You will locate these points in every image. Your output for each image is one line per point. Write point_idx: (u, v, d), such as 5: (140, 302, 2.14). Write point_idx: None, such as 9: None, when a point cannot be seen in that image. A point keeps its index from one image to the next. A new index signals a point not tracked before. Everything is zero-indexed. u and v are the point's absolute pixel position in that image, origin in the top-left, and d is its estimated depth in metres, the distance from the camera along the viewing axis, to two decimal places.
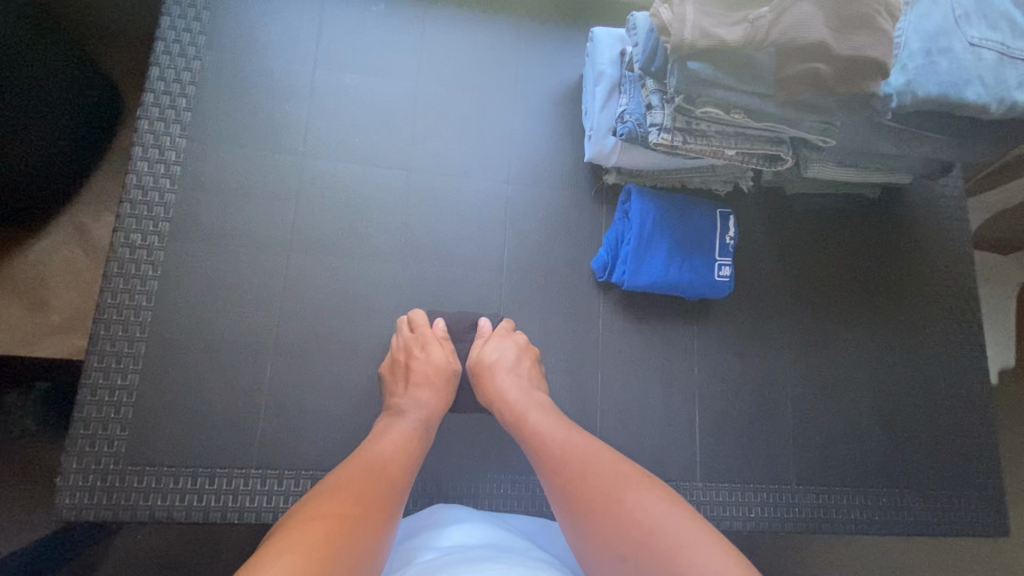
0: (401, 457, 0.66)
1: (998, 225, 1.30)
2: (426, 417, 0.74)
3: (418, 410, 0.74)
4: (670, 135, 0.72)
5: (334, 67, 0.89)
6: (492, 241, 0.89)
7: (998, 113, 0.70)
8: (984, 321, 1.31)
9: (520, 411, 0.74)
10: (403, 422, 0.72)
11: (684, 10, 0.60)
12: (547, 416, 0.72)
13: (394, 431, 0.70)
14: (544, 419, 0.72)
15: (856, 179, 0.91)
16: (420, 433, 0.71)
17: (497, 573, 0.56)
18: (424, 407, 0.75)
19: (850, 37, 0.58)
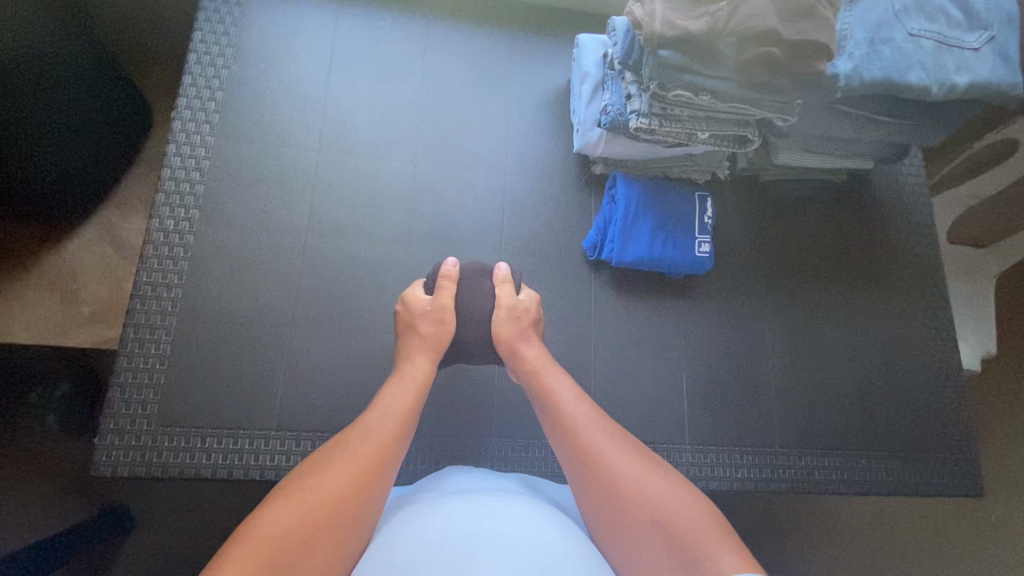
0: (397, 427, 0.68)
1: (969, 217, 1.38)
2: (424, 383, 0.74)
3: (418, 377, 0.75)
4: (648, 120, 0.82)
5: (346, 73, 0.99)
6: (491, 225, 0.97)
7: (941, 95, 0.78)
8: (959, 310, 1.36)
9: (535, 369, 0.77)
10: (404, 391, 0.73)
11: (654, 7, 0.70)
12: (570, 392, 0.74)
13: (393, 399, 0.71)
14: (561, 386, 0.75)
15: (823, 165, 0.99)
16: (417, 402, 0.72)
17: (495, 510, 0.61)
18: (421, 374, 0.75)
19: (797, 24, 0.68)
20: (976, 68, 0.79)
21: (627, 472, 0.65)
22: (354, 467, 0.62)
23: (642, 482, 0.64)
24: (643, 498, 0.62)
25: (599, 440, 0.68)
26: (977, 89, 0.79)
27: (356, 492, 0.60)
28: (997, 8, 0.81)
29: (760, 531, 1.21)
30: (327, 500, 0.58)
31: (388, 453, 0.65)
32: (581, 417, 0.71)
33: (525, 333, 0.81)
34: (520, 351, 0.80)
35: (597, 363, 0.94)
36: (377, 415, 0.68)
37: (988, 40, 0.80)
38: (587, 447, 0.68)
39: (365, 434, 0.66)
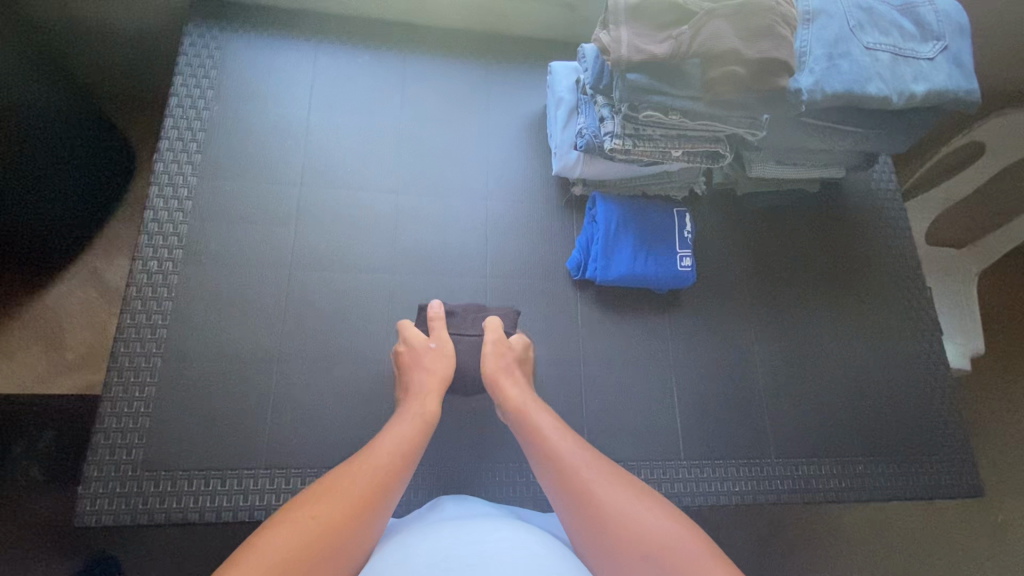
0: (398, 467, 0.66)
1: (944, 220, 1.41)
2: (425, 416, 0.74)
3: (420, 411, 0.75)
4: (622, 141, 0.84)
5: (326, 109, 1.01)
6: (475, 250, 0.98)
7: (901, 103, 0.81)
8: (945, 311, 1.38)
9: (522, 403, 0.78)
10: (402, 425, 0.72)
11: (619, 33, 0.73)
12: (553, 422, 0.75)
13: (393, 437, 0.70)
14: (546, 417, 0.76)
15: (796, 176, 1.02)
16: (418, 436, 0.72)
17: (488, 536, 0.60)
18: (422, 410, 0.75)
19: (756, 44, 0.71)
20: (932, 76, 0.82)
21: (615, 502, 0.65)
22: (360, 498, 0.62)
23: (629, 510, 0.64)
24: (631, 527, 0.62)
25: (585, 468, 0.68)
26: (936, 96, 0.82)
27: (354, 525, 0.59)
28: (947, 19, 0.85)
29: (763, 546, 1.19)
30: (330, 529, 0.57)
31: (393, 482, 0.65)
32: (564, 445, 0.71)
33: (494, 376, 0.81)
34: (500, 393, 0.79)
35: (587, 382, 0.94)
36: (384, 447, 0.68)
37: (942, 50, 0.83)
38: (572, 475, 0.68)
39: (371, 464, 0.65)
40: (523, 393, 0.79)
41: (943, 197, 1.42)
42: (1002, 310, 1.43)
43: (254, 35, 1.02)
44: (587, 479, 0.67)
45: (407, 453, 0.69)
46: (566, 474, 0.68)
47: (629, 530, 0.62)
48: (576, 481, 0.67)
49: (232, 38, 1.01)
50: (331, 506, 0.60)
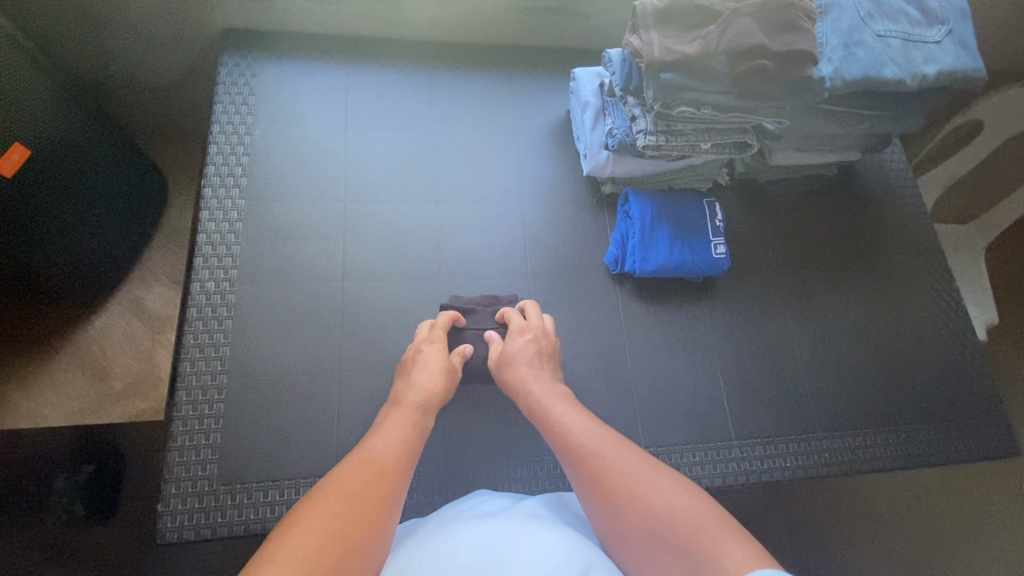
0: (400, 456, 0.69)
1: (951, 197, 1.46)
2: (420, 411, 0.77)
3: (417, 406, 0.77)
4: (654, 137, 0.88)
5: (361, 127, 1.05)
6: (515, 252, 1.01)
7: (914, 85, 0.87)
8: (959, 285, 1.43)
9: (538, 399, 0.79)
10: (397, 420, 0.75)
11: (649, 37, 0.78)
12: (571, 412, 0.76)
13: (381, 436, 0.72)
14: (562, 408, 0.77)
15: (815, 161, 1.07)
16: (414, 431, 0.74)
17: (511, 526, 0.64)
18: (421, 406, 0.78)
19: (782, 38, 0.76)
20: (940, 58, 0.88)
21: (634, 479, 0.66)
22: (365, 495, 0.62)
23: (646, 488, 0.65)
24: (648, 503, 0.63)
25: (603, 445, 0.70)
26: (945, 77, 0.87)
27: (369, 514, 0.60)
28: (948, 4, 0.90)
29: (808, 523, 1.22)
30: (338, 525, 0.57)
31: (395, 475, 0.66)
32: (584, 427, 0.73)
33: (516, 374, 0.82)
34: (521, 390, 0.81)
35: (634, 370, 0.97)
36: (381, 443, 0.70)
37: (947, 33, 0.89)
38: (592, 454, 0.69)
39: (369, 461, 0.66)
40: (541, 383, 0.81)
41: (948, 174, 1.47)
42: (1013, 279, 1.49)
43: (287, 61, 1.06)
44: (607, 463, 0.68)
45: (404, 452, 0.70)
46: (586, 452, 0.70)
47: (647, 503, 0.63)
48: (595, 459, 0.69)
49: (266, 65, 1.05)
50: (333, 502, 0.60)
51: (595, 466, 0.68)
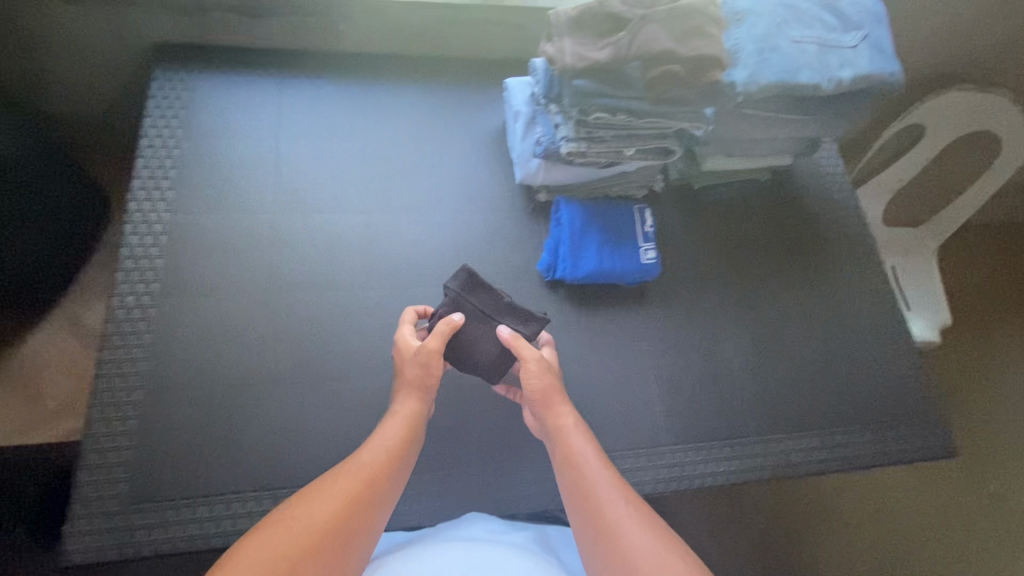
0: (384, 470, 0.69)
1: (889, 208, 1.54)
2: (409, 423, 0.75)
3: (405, 417, 0.76)
4: (576, 144, 0.89)
5: (294, 139, 1.04)
6: (448, 262, 1.01)
7: (830, 89, 0.88)
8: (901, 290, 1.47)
9: (562, 425, 0.76)
10: (391, 433, 0.74)
11: (563, 45, 0.79)
12: (589, 447, 0.74)
13: (379, 445, 0.71)
14: (581, 441, 0.75)
15: (746, 167, 1.09)
16: (405, 443, 0.73)
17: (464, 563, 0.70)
18: (410, 418, 0.76)
19: (690, 43, 0.76)
20: (856, 63, 0.89)
21: (633, 544, 0.63)
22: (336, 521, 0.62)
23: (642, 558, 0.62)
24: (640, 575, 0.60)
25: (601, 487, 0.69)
26: (860, 81, 0.88)
27: (338, 534, 0.61)
28: (865, 9, 0.91)
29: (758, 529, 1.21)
30: (302, 551, 0.58)
31: (378, 490, 0.67)
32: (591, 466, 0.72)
33: (542, 391, 0.78)
34: (545, 410, 0.78)
35: (567, 377, 0.96)
36: (372, 455, 0.70)
37: (864, 38, 0.90)
38: (596, 502, 0.68)
39: (350, 481, 0.66)
40: (567, 413, 0.78)
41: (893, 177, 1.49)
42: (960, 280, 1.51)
43: (219, 73, 1.05)
44: (614, 516, 0.66)
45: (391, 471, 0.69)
46: (586, 491, 0.69)
47: (629, 555, 0.62)
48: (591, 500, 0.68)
49: (197, 77, 1.04)
50: (307, 525, 0.61)
51: (591, 508, 0.68)
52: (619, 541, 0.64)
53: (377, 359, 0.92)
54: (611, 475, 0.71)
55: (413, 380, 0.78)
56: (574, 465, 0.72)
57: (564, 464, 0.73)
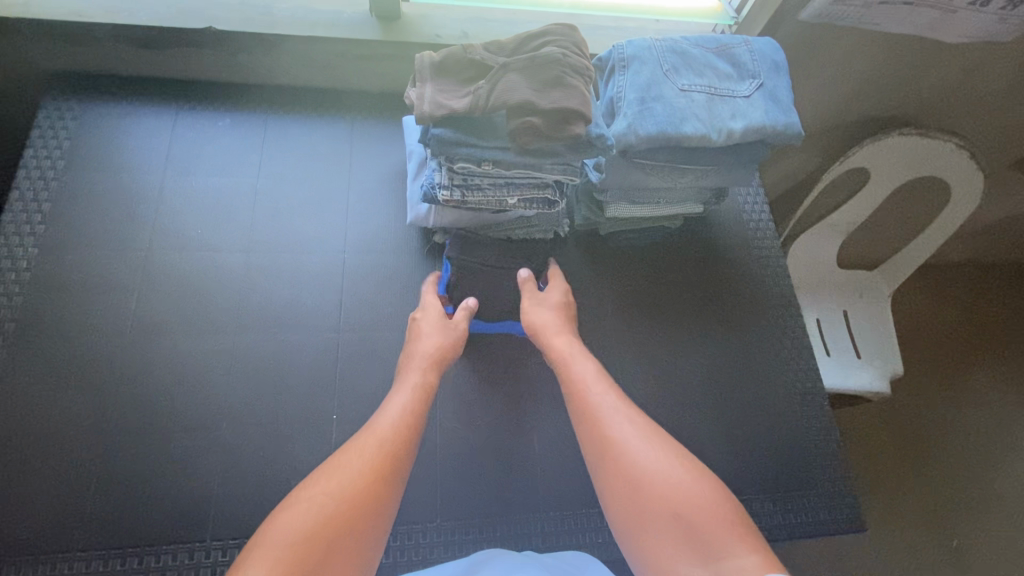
0: (404, 437, 0.73)
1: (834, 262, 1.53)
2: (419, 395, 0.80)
3: (429, 363, 0.85)
4: (450, 192, 0.83)
5: (182, 172, 1.01)
6: (329, 306, 0.96)
7: (721, 141, 0.82)
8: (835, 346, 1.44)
9: (568, 358, 0.84)
10: (405, 398, 0.79)
11: (423, 90, 0.74)
12: (592, 372, 0.81)
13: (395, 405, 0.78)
14: (587, 370, 0.82)
15: (655, 215, 1.03)
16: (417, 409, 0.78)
17: None
18: (419, 389, 0.81)
19: (548, 94, 0.71)
20: (749, 113, 0.83)
21: (642, 455, 0.69)
22: (371, 464, 0.68)
23: (652, 463, 0.68)
24: (648, 478, 0.67)
25: (617, 425, 0.73)
26: (754, 132, 0.82)
27: (374, 485, 0.66)
28: (761, 58, 0.87)
29: None
30: (342, 515, 0.62)
31: (399, 453, 0.71)
32: (609, 408, 0.75)
33: (542, 331, 0.89)
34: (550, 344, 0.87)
35: (443, 435, 0.91)
36: (389, 416, 0.75)
37: (758, 87, 0.85)
38: (600, 420, 0.75)
39: (377, 433, 0.72)
40: (567, 342, 0.87)
41: None
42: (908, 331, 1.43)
43: (110, 104, 1.03)
44: (618, 432, 0.72)
45: (411, 421, 0.76)
46: (602, 433, 0.73)
47: (639, 462, 0.69)
48: (607, 439, 0.72)
49: (87, 107, 1.03)
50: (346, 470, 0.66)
51: (598, 422, 0.74)
52: (632, 464, 0.69)
53: (235, 410, 0.87)
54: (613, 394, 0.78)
55: (432, 354, 0.86)
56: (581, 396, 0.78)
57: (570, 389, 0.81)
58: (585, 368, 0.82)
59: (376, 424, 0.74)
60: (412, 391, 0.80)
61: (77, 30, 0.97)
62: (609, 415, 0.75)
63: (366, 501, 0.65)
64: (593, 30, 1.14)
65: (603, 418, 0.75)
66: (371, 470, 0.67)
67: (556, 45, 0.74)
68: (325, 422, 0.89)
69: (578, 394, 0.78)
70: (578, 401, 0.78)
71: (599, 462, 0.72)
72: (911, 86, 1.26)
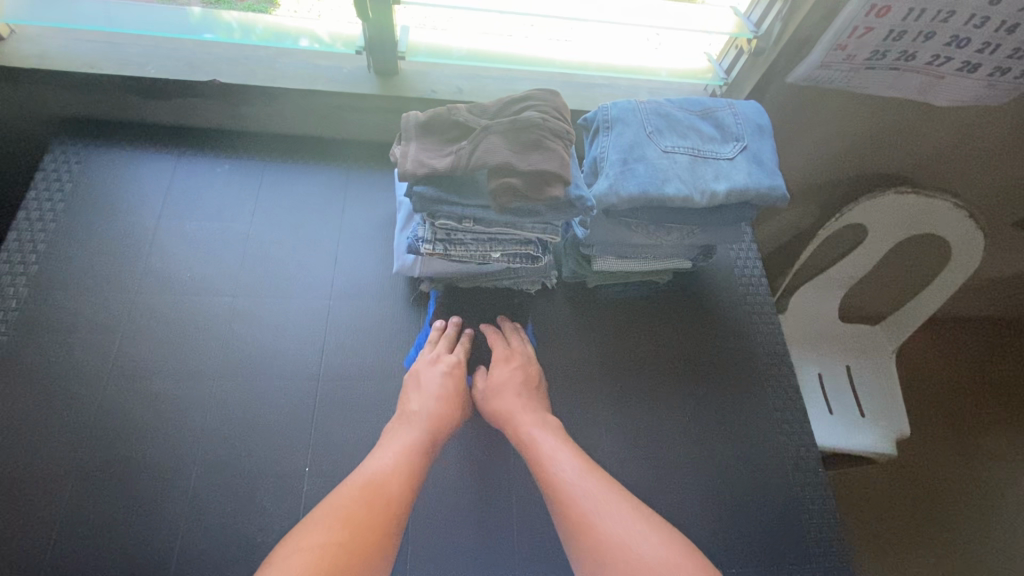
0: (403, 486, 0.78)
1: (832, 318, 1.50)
2: (409, 444, 0.83)
3: (410, 413, 0.87)
4: (432, 246, 0.83)
5: (176, 216, 1.04)
6: (310, 353, 0.96)
7: (704, 202, 0.82)
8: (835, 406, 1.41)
9: (534, 429, 0.87)
10: (392, 446, 0.83)
11: (406, 149, 0.76)
12: (561, 445, 0.85)
13: (382, 455, 0.81)
14: (553, 441, 0.86)
15: (643, 270, 1.03)
16: (410, 453, 0.82)
17: None
18: (408, 437, 0.84)
19: (528, 157, 0.72)
20: (732, 175, 0.84)
21: (623, 530, 0.75)
22: (372, 528, 0.72)
23: (637, 540, 0.74)
24: (635, 556, 0.72)
25: (586, 500, 0.78)
26: (737, 194, 0.83)
27: (377, 537, 0.71)
28: (745, 121, 0.88)
29: None
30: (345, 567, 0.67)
31: (397, 502, 0.75)
32: (577, 479, 0.80)
33: (512, 399, 0.91)
34: (517, 411, 0.90)
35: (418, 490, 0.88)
36: (380, 470, 0.78)
37: (742, 150, 0.86)
38: (578, 494, 0.78)
39: (360, 492, 0.75)
40: (534, 411, 0.90)
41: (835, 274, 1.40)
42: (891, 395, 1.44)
43: (114, 150, 1.08)
44: (599, 506, 0.77)
45: (404, 478, 0.78)
46: (580, 512, 0.77)
47: (620, 540, 0.74)
48: (587, 517, 0.76)
49: (92, 153, 1.07)
50: (343, 532, 0.70)
51: (575, 497, 0.78)
52: (613, 539, 0.74)
53: (207, 459, 0.86)
54: (585, 467, 0.82)
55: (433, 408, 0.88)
56: (555, 469, 0.81)
57: (541, 460, 0.83)
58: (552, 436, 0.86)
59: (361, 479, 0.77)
60: (401, 444, 0.83)
61: (87, 81, 1.02)
62: (585, 490, 0.79)
63: (359, 574, 0.68)
64: (586, 88, 1.17)
65: (578, 496, 0.78)
66: (342, 539, 0.69)
67: (536, 109, 0.75)
68: (296, 473, 0.87)
69: (546, 464, 0.82)
70: (552, 472, 0.81)
71: (580, 540, 0.75)
72: (905, 146, 1.26)
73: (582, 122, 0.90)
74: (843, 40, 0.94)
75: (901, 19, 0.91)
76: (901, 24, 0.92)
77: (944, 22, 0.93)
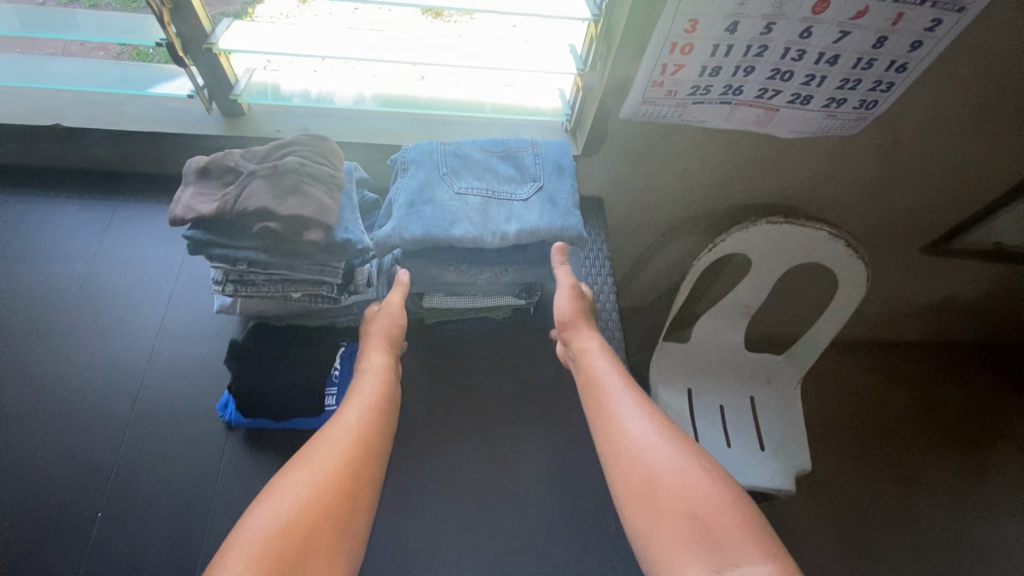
0: (374, 421, 0.83)
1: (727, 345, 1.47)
2: (383, 381, 0.88)
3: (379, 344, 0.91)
4: (222, 285, 0.83)
5: (17, 256, 1.07)
6: (122, 392, 0.97)
7: (495, 243, 0.82)
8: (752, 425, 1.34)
9: (585, 353, 0.96)
10: (366, 385, 0.87)
11: (184, 193, 0.77)
12: (611, 372, 0.92)
13: (360, 394, 0.86)
14: (604, 366, 0.93)
15: (478, 306, 1.02)
16: (382, 395, 0.86)
17: None
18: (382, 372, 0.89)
19: (285, 202, 0.73)
20: (525, 216, 0.85)
21: (653, 453, 0.81)
22: (346, 464, 0.76)
23: (666, 462, 0.79)
24: (660, 478, 0.78)
25: (632, 429, 0.84)
26: (529, 234, 0.83)
27: (354, 474, 0.76)
28: (544, 162, 0.91)
29: None
30: (320, 501, 0.71)
31: (374, 440, 0.81)
32: (628, 411, 0.86)
33: (570, 321, 0.99)
34: (576, 338, 0.98)
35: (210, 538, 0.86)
36: (355, 406, 0.83)
37: (537, 191, 0.88)
38: (615, 429, 0.85)
39: (351, 417, 0.81)
40: (593, 339, 0.97)
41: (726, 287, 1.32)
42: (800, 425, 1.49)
43: None
44: (633, 433, 0.83)
45: (375, 419, 0.83)
46: (611, 439, 0.85)
47: (648, 464, 0.80)
48: (621, 443, 0.83)
49: None
50: (318, 467, 0.75)
51: (609, 424, 0.86)
52: (644, 459, 0.80)
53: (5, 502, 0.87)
54: (627, 396, 0.88)
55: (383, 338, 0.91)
56: (603, 397, 0.89)
57: (588, 385, 0.92)
58: (610, 373, 0.92)
59: (347, 408, 0.83)
60: (378, 377, 0.88)
61: None
62: (623, 417, 0.86)
63: (332, 506, 0.72)
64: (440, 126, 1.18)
65: (621, 422, 0.85)
66: (322, 482, 0.73)
67: (298, 155, 0.77)
68: (92, 519, 0.87)
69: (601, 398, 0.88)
70: (599, 401, 0.89)
71: (614, 461, 0.83)
72: (775, 176, 1.25)
73: (359, 171, 0.88)
74: (657, 77, 0.94)
75: (710, 56, 0.90)
76: (712, 61, 0.92)
77: (759, 57, 0.91)
